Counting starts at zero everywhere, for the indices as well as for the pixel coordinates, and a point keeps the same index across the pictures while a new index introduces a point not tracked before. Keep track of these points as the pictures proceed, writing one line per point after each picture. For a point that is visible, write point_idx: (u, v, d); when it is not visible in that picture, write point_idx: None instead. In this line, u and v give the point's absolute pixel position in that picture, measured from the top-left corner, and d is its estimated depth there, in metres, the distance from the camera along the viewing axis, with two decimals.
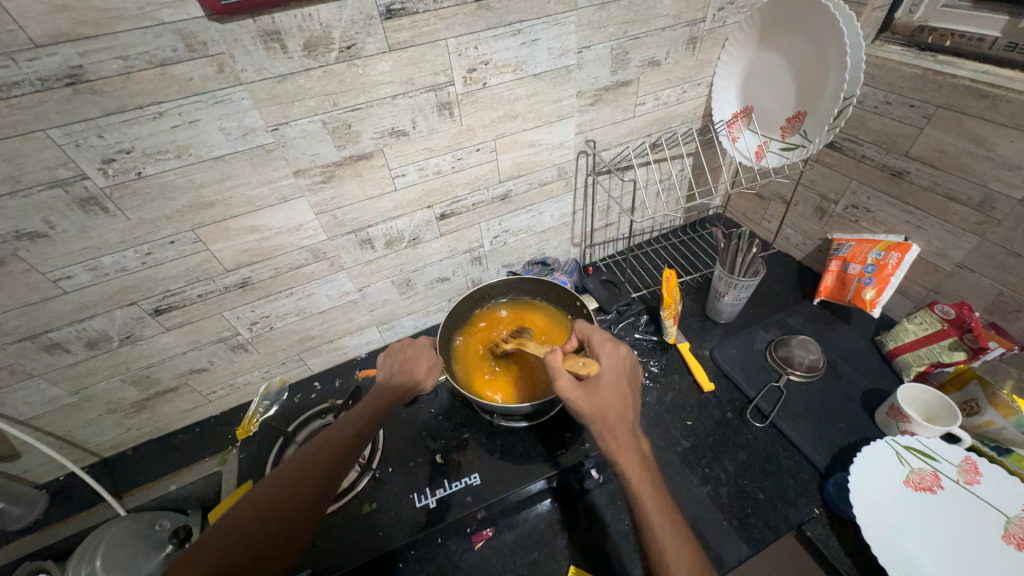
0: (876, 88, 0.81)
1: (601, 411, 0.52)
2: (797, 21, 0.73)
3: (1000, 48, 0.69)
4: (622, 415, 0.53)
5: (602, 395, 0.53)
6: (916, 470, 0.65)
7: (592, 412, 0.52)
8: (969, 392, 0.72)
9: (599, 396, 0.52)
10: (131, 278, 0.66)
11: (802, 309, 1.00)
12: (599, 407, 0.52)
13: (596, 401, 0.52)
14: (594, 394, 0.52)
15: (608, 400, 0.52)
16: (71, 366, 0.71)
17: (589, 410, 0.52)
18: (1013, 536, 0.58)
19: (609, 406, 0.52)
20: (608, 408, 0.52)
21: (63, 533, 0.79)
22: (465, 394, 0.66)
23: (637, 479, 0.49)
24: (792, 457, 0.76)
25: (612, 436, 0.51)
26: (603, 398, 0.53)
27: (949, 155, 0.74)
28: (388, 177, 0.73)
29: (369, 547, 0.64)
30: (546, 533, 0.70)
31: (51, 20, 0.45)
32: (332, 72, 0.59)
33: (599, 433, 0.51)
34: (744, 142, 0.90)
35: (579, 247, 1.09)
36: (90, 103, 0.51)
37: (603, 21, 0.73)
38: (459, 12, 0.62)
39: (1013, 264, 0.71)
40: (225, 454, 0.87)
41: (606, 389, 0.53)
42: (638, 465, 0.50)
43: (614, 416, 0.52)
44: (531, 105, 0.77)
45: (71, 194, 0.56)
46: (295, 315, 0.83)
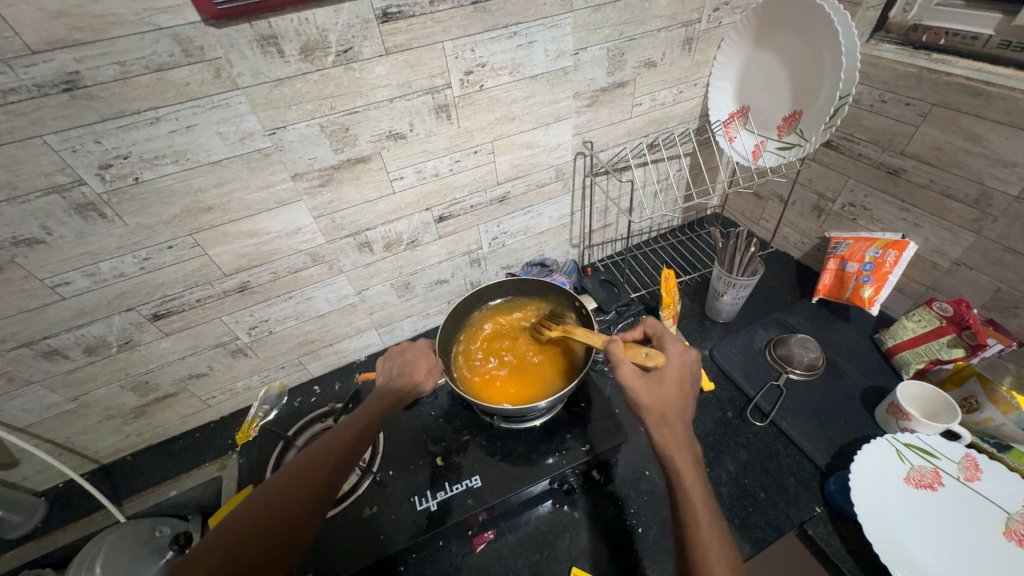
0: (872, 86, 0.81)
1: (659, 405, 0.53)
2: (792, 22, 0.74)
3: (994, 46, 0.69)
4: (679, 413, 0.53)
5: (665, 390, 0.54)
6: (917, 468, 0.65)
7: (652, 405, 0.53)
8: (968, 389, 0.71)
9: (660, 390, 0.53)
10: (130, 283, 0.66)
11: (800, 308, 1.00)
12: (659, 402, 0.53)
13: (656, 395, 0.53)
14: (656, 388, 0.53)
15: (668, 395, 0.53)
16: (70, 372, 0.70)
17: (648, 403, 0.53)
18: (1015, 533, 0.58)
19: (669, 403, 0.53)
20: (666, 403, 0.53)
21: (62, 540, 0.78)
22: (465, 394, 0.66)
23: (688, 475, 0.49)
24: (793, 456, 0.76)
25: (667, 431, 0.52)
26: (664, 393, 0.53)
27: (946, 152, 0.74)
28: (386, 180, 0.73)
29: (370, 550, 0.63)
30: (547, 535, 0.70)
31: (47, 27, 0.45)
32: (329, 75, 0.60)
33: (654, 427, 0.52)
34: (740, 142, 0.91)
35: (578, 248, 1.10)
36: (87, 109, 0.51)
37: (599, 23, 0.73)
38: (456, 15, 0.62)
39: (1010, 261, 0.72)
40: (225, 459, 0.86)
41: (668, 385, 0.54)
42: (690, 462, 0.50)
43: (672, 412, 0.53)
44: (528, 107, 0.77)
45: (69, 200, 0.56)
46: (294, 319, 0.83)
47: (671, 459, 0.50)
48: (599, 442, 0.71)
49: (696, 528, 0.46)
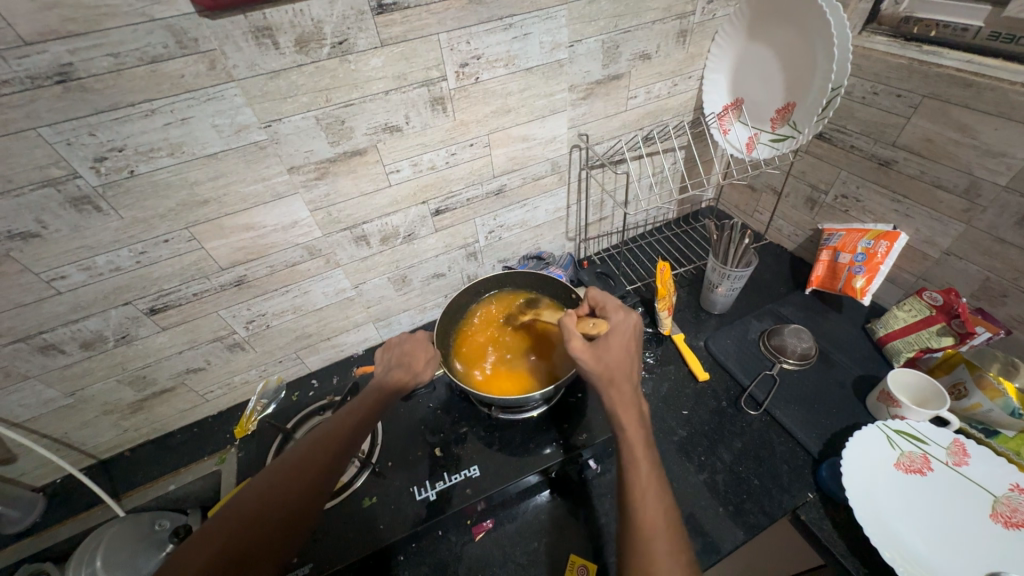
0: (863, 79, 0.82)
1: (606, 367, 0.54)
2: (785, 14, 0.74)
3: (983, 38, 0.70)
4: (628, 373, 0.54)
5: (612, 355, 0.55)
6: (907, 454, 0.66)
7: (600, 366, 0.54)
8: (957, 375, 0.73)
9: (609, 353, 0.55)
10: (126, 277, 0.66)
11: (794, 299, 1.01)
12: (607, 363, 0.54)
13: (604, 357, 0.55)
14: (603, 351, 0.55)
15: (618, 357, 0.55)
16: (67, 367, 0.70)
17: (599, 364, 0.54)
18: (1000, 515, 0.59)
19: (617, 364, 0.54)
20: (614, 364, 0.54)
21: (61, 535, 0.78)
22: (465, 389, 0.67)
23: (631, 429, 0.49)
24: (786, 443, 0.78)
25: (616, 390, 0.53)
26: (612, 356, 0.55)
27: (936, 144, 0.75)
28: (382, 173, 0.74)
29: (370, 540, 0.64)
30: (545, 524, 0.71)
31: (39, 18, 0.45)
32: (324, 68, 0.60)
33: (604, 388, 0.53)
34: (734, 134, 0.92)
35: (574, 241, 1.10)
36: (80, 101, 0.50)
37: (594, 15, 0.73)
38: (451, 7, 0.62)
39: (999, 250, 0.73)
40: (224, 452, 0.87)
41: (614, 347, 0.56)
42: (638, 417, 0.51)
43: (623, 372, 0.54)
44: (523, 99, 0.77)
45: (63, 193, 0.55)
46: (291, 313, 0.83)
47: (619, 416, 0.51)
48: (596, 432, 0.72)
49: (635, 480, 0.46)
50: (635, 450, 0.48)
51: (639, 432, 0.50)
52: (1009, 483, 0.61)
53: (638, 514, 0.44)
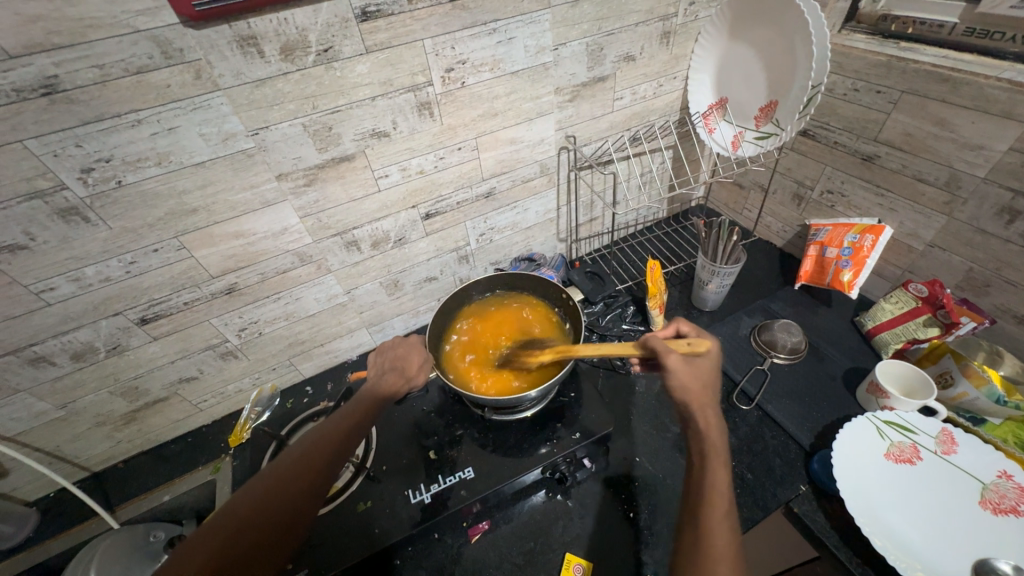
0: (844, 76, 0.83)
1: (700, 393, 0.53)
2: (764, 15, 0.75)
3: (959, 34, 0.72)
4: (716, 405, 0.53)
5: (704, 380, 0.54)
6: (896, 444, 0.67)
7: (695, 390, 0.53)
8: (943, 365, 0.75)
9: (703, 381, 0.54)
10: (116, 287, 0.66)
11: (784, 294, 1.02)
12: (700, 389, 0.53)
13: (698, 383, 0.54)
14: (700, 377, 0.54)
15: (708, 387, 0.54)
16: (57, 379, 0.70)
17: (690, 388, 0.53)
18: (989, 502, 0.60)
19: (709, 394, 0.53)
20: (706, 393, 0.53)
21: (56, 549, 0.78)
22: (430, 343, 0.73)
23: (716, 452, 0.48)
24: (778, 437, 0.78)
25: (706, 416, 0.52)
26: (704, 385, 0.54)
27: (916, 138, 0.76)
28: (371, 178, 0.74)
29: (366, 544, 0.64)
30: (541, 523, 0.72)
31: (23, 31, 0.46)
32: (310, 75, 0.60)
33: (694, 408, 0.52)
34: (719, 133, 0.93)
35: (566, 242, 1.11)
36: (66, 113, 0.51)
37: (577, 18, 0.74)
38: (434, 13, 0.63)
39: (980, 241, 0.74)
40: (219, 461, 0.87)
41: (707, 377, 0.55)
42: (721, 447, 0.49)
43: (711, 402, 0.53)
44: (510, 102, 0.78)
45: (51, 205, 0.56)
46: (284, 319, 0.84)
47: (704, 438, 0.49)
48: (590, 430, 0.72)
49: (713, 502, 0.44)
50: (717, 477, 0.46)
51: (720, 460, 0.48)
52: (996, 470, 0.62)
53: (712, 534, 0.42)
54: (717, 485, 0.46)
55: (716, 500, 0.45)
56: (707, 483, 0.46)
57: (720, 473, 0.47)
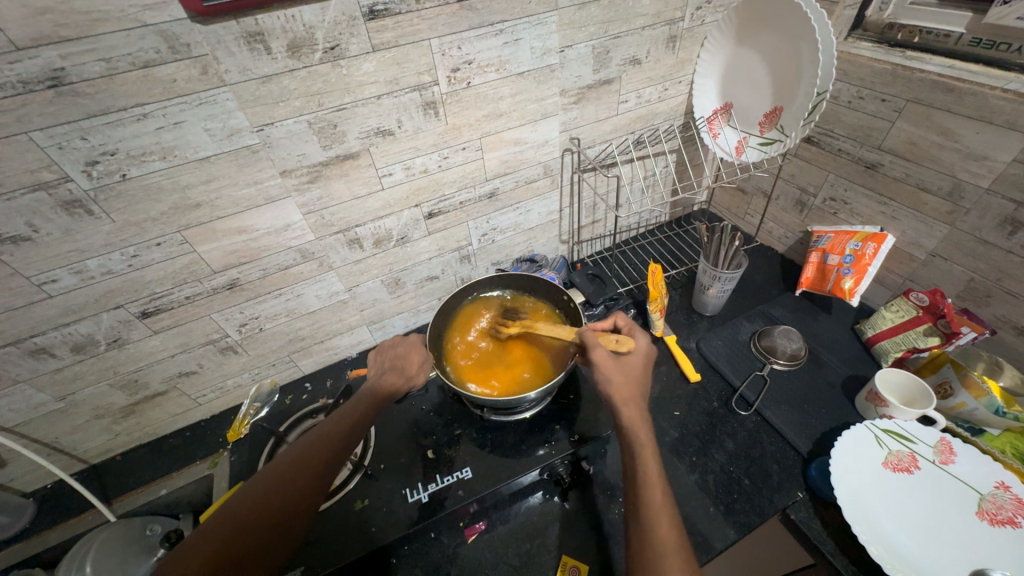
0: (849, 84, 0.83)
1: (623, 389, 0.55)
2: (771, 21, 0.75)
3: (965, 44, 0.72)
4: (640, 398, 0.55)
5: (630, 372, 0.57)
6: (894, 453, 0.67)
7: (618, 385, 0.56)
8: (943, 375, 0.74)
9: (627, 374, 0.57)
10: (118, 281, 0.66)
11: (784, 300, 1.02)
12: (625, 384, 0.56)
13: (621, 378, 0.56)
14: (624, 373, 0.57)
15: (634, 379, 0.57)
16: (57, 371, 0.70)
17: (615, 381, 0.56)
18: (986, 513, 0.60)
19: (632, 388, 0.56)
20: (630, 386, 0.55)
21: (53, 540, 0.78)
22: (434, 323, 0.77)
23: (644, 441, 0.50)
24: (776, 444, 0.78)
25: (632, 410, 0.53)
26: (629, 376, 0.57)
27: (920, 147, 0.76)
28: (375, 176, 0.74)
29: (361, 543, 0.64)
30: (538, 525, 0.72)
31: (31, 23, 0.46)
32: (316, 72, 0.60)
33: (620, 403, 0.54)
34: (724, 139, 0.93)
35: (567, 244, 1.11)
36: (72, 105, 0.51)
37: (584, 20, 0.74)
38: (442, 13, 0.63)
39: (982, 252, 0.74)
40: (217, 456, 0.87)
41: (633, 369, 0.58)
42: (648, 437, 0.51)
43: (637, 394, 0.55)
44: (515, 103, 0.78)
45: (55, 197, 0.56)
46: (284, 316, 0.84)
47: (631, 435, 0.51)
48: (588, 432, 0.72)
49: (647, 497, 0.45)
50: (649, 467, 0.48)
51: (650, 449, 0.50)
52: (995, 481, 0.62)
53: (653, 531, 0.43)
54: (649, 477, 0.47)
55: (650, 494, 0.46)
56: (641, 481, 0.47)
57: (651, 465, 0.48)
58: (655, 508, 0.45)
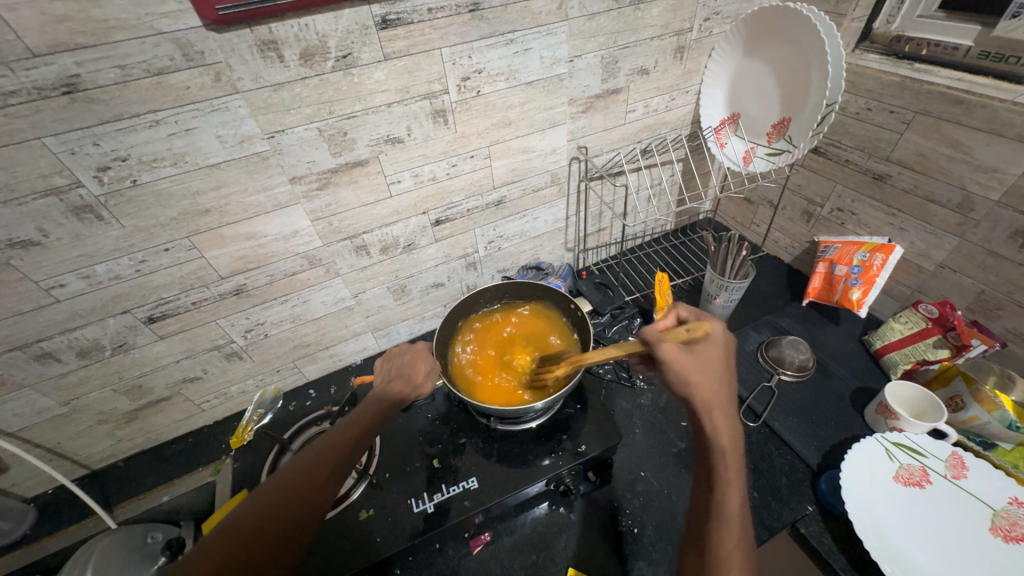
0: (857, 95, 0.83)
1: (707, 394, 0.49)
2: (779, 33, 0.76)
3: (973, 57, 0.72)
4: (727, 404, 0.50)
5: (712, 374, 0.50)
6: (905, 466, 0.66)
7: (701, 387, 0.49)
8: (954, 388, 0.73)
9: (708, 372, 0.50)
10: (125, 286, 0.66)
11: (791, 310, 1.02)
12: (706, 385, 0.50)
13: (703, 379, 0.50)
14: (703, 371, 0.50)
15: (721, 380, 0.50)
16: (62, 376, 0.70)
17: (696, 384, 0.49)
18: (1000, 528, 0.59)
19: (718, 389, 0.50)
20: (716, 390, 0.49)
21: (52, 547, 0.77)
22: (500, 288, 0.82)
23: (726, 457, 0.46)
24: (786, 456, 0.77)
25: (716, 418, 0.48)
26: (712, 379, 0.50)
27: (929, 159, 0.76)
28: (383, 183, 0.74)
29: (367, 553, 0.63)
30: (544, 537, 0.71)
31: (49, 30, 0.46)
32: (328, 80, 0.60)
33: (704, 410, 0.49)
34: (731, 148, 0.93)
35: (573, 252, 1.11)
36: (86, 112, 0.51)
37: (594, 31, 0.75)
38: (453, 22, 0.63)
39: (992, 264, 0.74)
40: (219, 463, 0.86)
41: (716, 371, 0.51)
42: (733, 449, 0.47)
43: (722, 399, 0.49)
44: (524, 112, 0.78)
45: (66, 202, 0.56)
46: (290, 322, 0.83)
47: (715, 448, 0.47)
48: (595, 442, 0.72)
49: (719, 515, 0.43)
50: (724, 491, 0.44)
51: (729, 470, 0.45)
52: (1008, 497, 0.61)
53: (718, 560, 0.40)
54: (723, 504, 0.43)
55: (722, 519, 0.43)
56: (713, 501, 0.44)
57: (729, 482, 0.45)
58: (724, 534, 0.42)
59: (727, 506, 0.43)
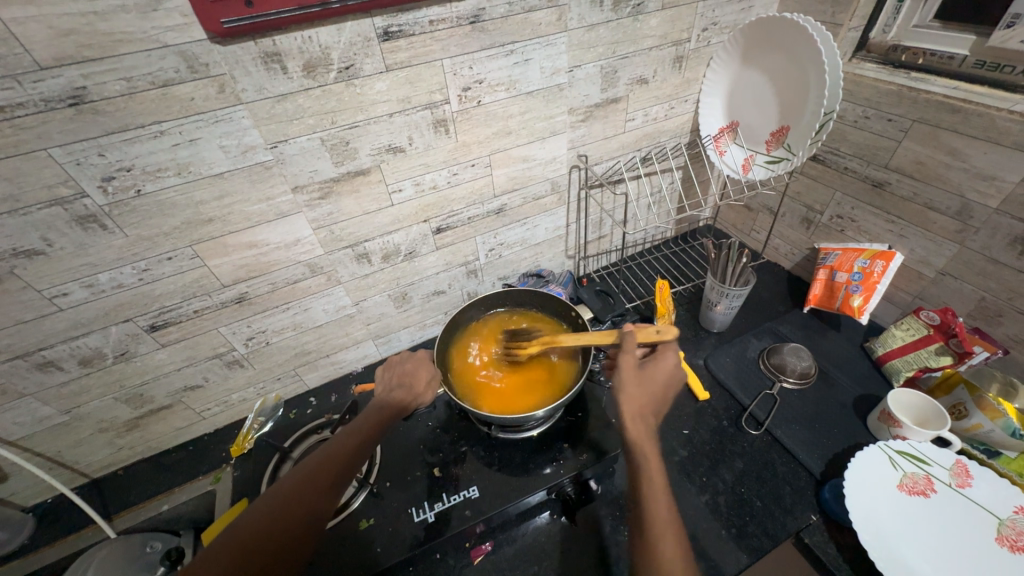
0: (855, 103, 0.84)
1: (634, 404, 0.55)
2: (777, 43, 0.77)
3: (969, 66, 0.73)
4: (651, 413, 0.55)
5: (651, 385, 0.57)
6: (910, 475, 0.66)
7: (633, 399, 0.56)
8: (956, 396, 0.73)
9: (646, 385, 0.57)
10: (128, 294, 0.66)
11: (792, 318, 1.02)
12: (636, 397, 0.56)
13: (636, 390, 0.56)
14: (639, 384, 0.57)
15: (653, 394, 0.56)
16: (63, 384, 0.70)
17: (630, 395, 0.56)
18: (1006, 538, 0.58)
19: (645, 402, 0.56)
20: (643, 400, 0.56)
21: (51, 557, 0.77)
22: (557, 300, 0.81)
23: (652, 456, 0.50)
24: (788, 464, 0.77)
25: (637, 425, 0.53)
26: (643, 390, 0.57)
27: (927, 166, 0.77)
28: (385, 192, 0.75)
29: (366, 563, 0.63)
30: (545, 546, 0.70)
31: (56, 44, 0.47)
32: (330, 91, 0.61)
33: (629, 419, 0.54)
34: (730, 156, 0.93)
35: (573, 259, 1.11)
36: (91, 123, 0.52)
37: (592, 42, 0.76)
38: (454, 34, 0.64)
39: (993, 271, 0.74)
40: (219, 472, 0.86)
41: (653, 382, 0.58)
42: (656, 454, 0.51)
43: (651, 411, 0.55)
44: (524, 122, 0.79)
45: (70, 212, 0.56)
46: (291, 330, 0.83)
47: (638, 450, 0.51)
48: (596, 450, 0.71)
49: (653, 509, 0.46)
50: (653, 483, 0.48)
51: (655, 467, 0.49)
52: (1013, 506, 0.61)
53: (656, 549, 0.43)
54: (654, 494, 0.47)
55: (656, 514, 0.46)
56: (645, 496, 0.47)
57: (658, 478, 0.49)
58: (659, 523, 0.45)
59: (657, 498, 0.47)
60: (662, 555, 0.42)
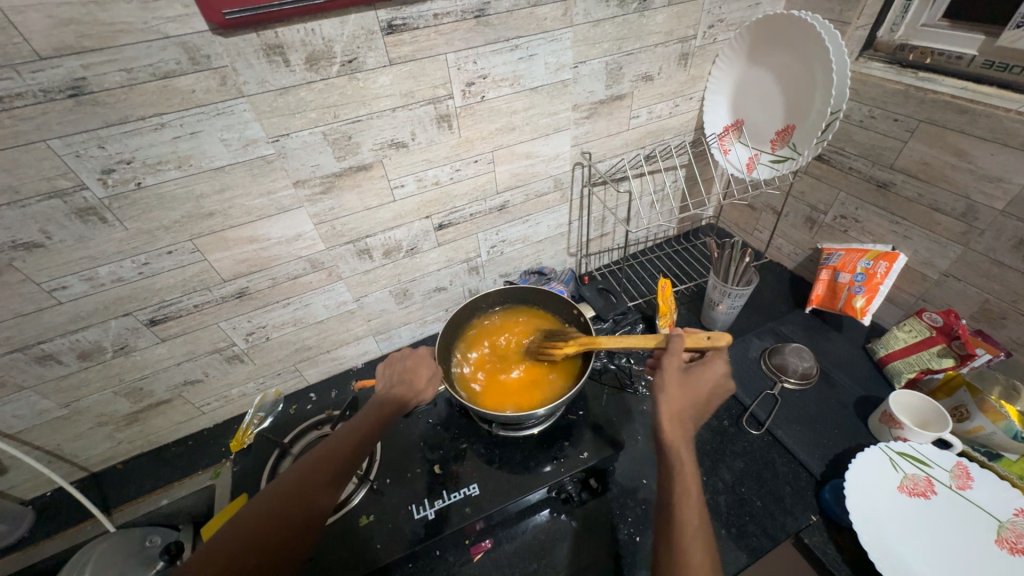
0: (861, 103, 0.83)
1: (675, 405, 0.54)
2: (784, 41, 0.76)
3: (977, 66, 0.72)
4: (689, 417, 0.54)
5: (692, 390, 0.56)
6: (910, 476, 0.66)
7: (674, 399, 0.54)
8: (958, 398, 0.73)
9: (688, 389, 0.56)
10: (128, 288, 0.65)
11: (793, 318, 1.02)
12: (677, 399, 0.54)
13: (677, 392, 0.55)
14: (680, 387, 0.56)
15: (693, 399, 0.55)
16: (62, 378, 0.70)
17: (671, 396, 0.54)
18: (1006, 541, 0.58)
19: (685, 405, 0.54)
20: (682, 402, 0.54)
21: (50, 550, 0.77)
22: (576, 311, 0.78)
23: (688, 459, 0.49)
24: (789, 464, 0.77)
25: (675, 426, 0.52)
26: (684, 392, 0.55)
27: (933, 167, 0.76)
28: (386, 188, 0.74)
29: (366, 560, 0.63)
30: (545, 544, 0.70)
31: (55, 33, 0.46)
32: (333, 85, 0.60)
33: (667, 417, 0.53)
34: (735, 155, 0.93)
35: (575, 257, 1.11)
36: (91, 115, 0.51)
37: (597, 37, 0.75)
38: (459, 28, 0.63)
39: (997, 273, 0.73)
40: (219, 466, 0.86)
41: (695, 388, 0.56)
42: (691, 457, 0.49)
43: (689, 414, 0.54)
44: (528, 117, 0.78)
45: (70, 205, 0.56)
46: (292, 325, 0.83)
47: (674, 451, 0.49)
48: (597, 448, 0.71)
49: (685, 512, 0.44)
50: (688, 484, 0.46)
51: (692, 471, 0.48)
52: (1014, 508, 0.61)
53: (686, 551, 0.41)
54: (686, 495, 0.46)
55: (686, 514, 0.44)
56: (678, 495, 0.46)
57: (692, 480, 0.47)
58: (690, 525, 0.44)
59: (691, 502, 0.45)
60: (690, 556, 0.41)
